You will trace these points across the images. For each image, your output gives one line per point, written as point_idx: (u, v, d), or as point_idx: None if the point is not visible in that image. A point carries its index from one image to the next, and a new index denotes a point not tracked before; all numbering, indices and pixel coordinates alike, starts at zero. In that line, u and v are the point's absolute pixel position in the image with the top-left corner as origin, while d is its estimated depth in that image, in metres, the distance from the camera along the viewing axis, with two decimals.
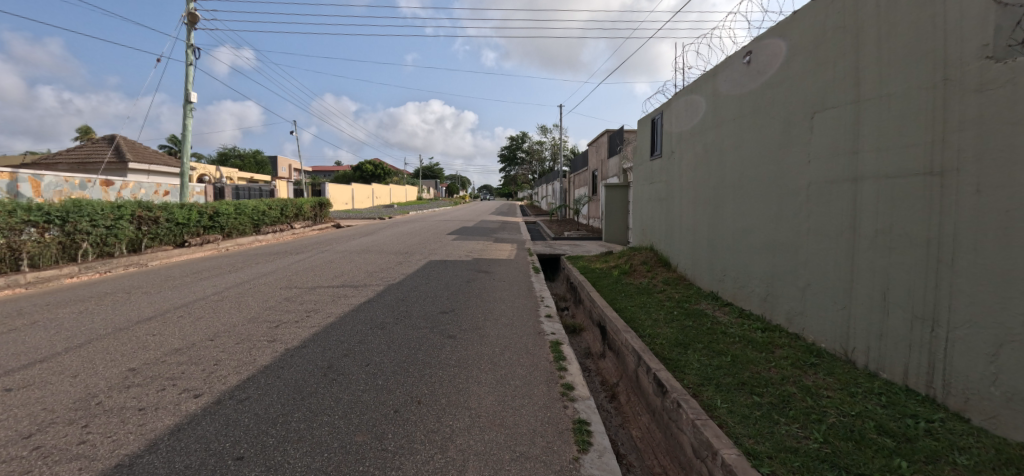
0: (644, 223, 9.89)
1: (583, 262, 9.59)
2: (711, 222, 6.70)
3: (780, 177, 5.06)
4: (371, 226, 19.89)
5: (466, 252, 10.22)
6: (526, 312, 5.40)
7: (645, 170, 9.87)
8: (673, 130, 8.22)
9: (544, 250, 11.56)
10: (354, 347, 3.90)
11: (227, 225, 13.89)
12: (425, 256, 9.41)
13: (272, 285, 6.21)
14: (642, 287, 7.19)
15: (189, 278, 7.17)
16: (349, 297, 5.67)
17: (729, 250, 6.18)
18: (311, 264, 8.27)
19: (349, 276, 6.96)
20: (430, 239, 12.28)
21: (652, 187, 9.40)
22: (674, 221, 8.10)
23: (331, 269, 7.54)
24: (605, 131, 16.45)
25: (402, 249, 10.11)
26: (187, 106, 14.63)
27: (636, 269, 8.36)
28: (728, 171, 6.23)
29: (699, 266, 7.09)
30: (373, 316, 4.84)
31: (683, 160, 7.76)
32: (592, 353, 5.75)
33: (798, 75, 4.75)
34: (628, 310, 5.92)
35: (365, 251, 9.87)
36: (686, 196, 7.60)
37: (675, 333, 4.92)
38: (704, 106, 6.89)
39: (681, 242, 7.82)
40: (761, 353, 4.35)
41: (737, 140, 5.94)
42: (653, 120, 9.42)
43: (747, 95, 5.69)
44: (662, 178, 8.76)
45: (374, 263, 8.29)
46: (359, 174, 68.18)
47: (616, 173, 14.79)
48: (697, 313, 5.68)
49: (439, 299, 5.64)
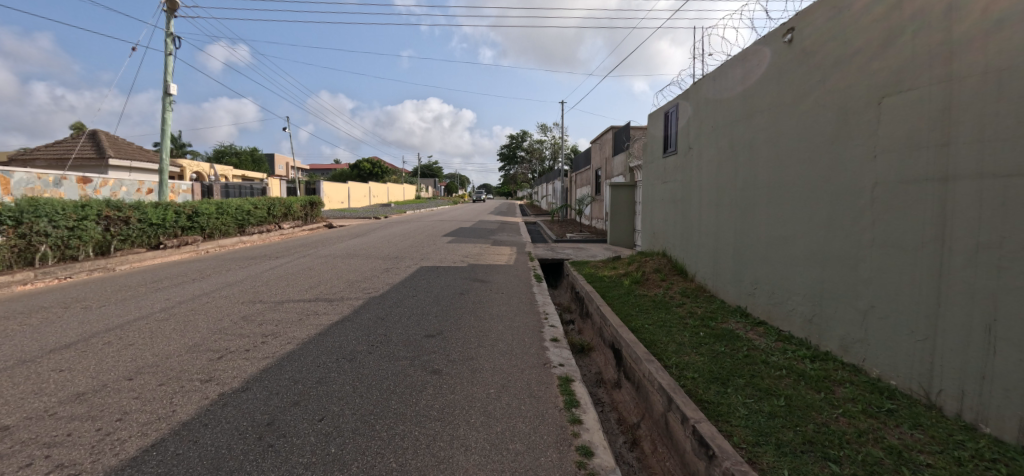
0: (656, 226, 9.04)
1: (590, 268, 8.72)
2: (738, 227, 5.86)
3: (833, 176, 4.21)
4: (364, 226, 19.04)
5: (461, 257, 9.35)
6: (527, 334, 4.55)
7: (657, 168, 9.03)
8: (691, 124, 7.37)
9: (546, 253, 10.71)
10: (309, 390, 3.04)
11: (208, 226, 13.02)
12: (415, 261, 8.57)
13: (234, 299, 5.36)
14: (658, 300, 6.35)
15: (145, 288, 6.31)
16: (319, 314, 4.83)
17: (762, 260, 5.34)
18: (287, 270, 7.42)
19: (325, 287, 6.11)
20: (423, 242, 11.40)
21: (665, 187, 8.55)
22: (692, 225, 7.26)
23: (308, 278, 6.70)
24: (610, 127, 15.58)
25: (391, 254, 9.26)
26: (166, 98, 13.74)
27: (649, 277, 7.51)
28: (760, 168, 5.39)
29: (723, 277, 6.25)
30: (342, 341, 4.00)
31: (703, 157, 6.92)
32: (605, 381, 4.90)
33: (861, 52, 3.91)
34: (646, 330, 5.08)
35: (350, 256, 9.01)
36: (708, 198, 6.76)
37: (707, 363, 4.07)
38: (731, 96, 6.05)
39: (701, 248, 6.97)
40: (819, 394, 3.51)
41: (774, 133, 5.09)
42: (667, 114, 8.58)
43: (788, 79, 4.85)
44: (678, 177, 7.91)
45: (358, 270, 7.45)
46: (356, 172, 67.31)
47: (622, 172, 13.96)
48: (728, 335, 4.84)
49: (424, 318, 4.80)
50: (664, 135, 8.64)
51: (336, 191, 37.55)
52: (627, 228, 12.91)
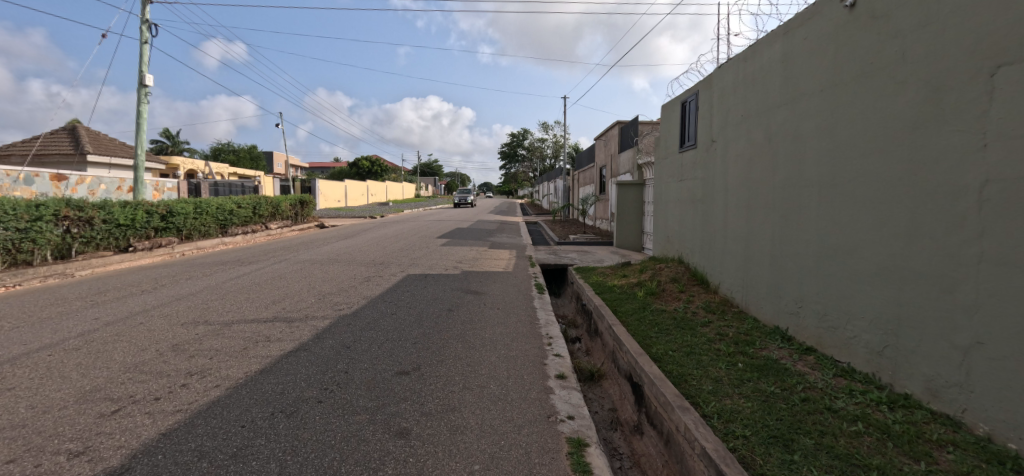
0: (670, 228, 8.13)
1: (598, 276, 7.80)
2: (777, 232, 4.95)
3: (918, 171, 3.29)
4: (357, 227, 18.14)
5: (454, 262, 8.44)
6: (527, 368, 3.64)
7: (672, 165, 8.10)
8: (715, 113, 6.45)
9: (548, 258, 9.79)
10: (213, 473, 2.13)
11: (185, 226, 12.12)
12: (402, 267, 7.65)
13: (174, 320, 4.45)
14: (679, 318, 5.44)
15: (83, 302, 5.41)
16: (271, 340, 3.93)
17: (811, 274, 4.43)
18: (255, 279, 6.52)
19: (290, 302, 5.20)
20: (415, 245, 10.49)
21: (683, 186, 7.62)
22: (716, 229, 6.36)
23: (274, 290, 5.80)
24: (616, 122, 14.67)
25: (376, 258, 8.34)
26: (142, 90, 12.85)
27: (666, 288, 6.60)
28: (808, 163, 4.47)
29: (756, 291, 5.34)
30: (287, 383, 3.10)
31: (731, 151, 6.00)
32: (621, 422, 3.98)
33: (963, 9, 2.98)
34: (672, 359, 4.16)
35: (331, 261, 8.10)
36: (736, 198, 5.84)
37: (759, 411, 3.16)
38: (768, 79, 5.12)
39: (727, 256, 6.05)
40: (919, 464, 2.59)
41: (829, 120, 4.17)
42: (683, 104, 7.67)
43: (850, 53, 3.92)
44: (698, 174, 6.99)
45: (335, 279, 6.54)
46: (355, 170, 66.46)
47: (629, 169, 13.05)
48: (774, 368, 3.93)
49: (400, 345, 3.92)
50: (680, 128, 7.72)
51: (332, 190, 36.70)
52: (636, 230, 12.01)
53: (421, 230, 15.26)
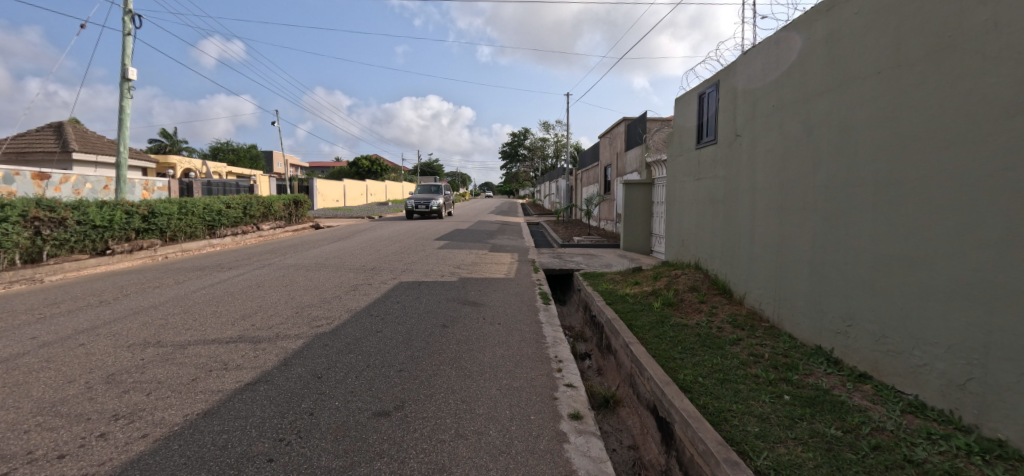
0: (685, 232, 7.49)
1: (607, 283, 7.16)
2: (820, 239, 4.30)
3: (1017, 166, 2.65)
4: (353, 227, 17.51)
5: (452, 268, 7.80)
6: (534, 405, 3.00)
7: (687, 162, 7.46)
8: (739, 104, 5.81)
9: (552, 262, 9.16)
10: None
11: (169, 227, 11.47)
12: (396, 273, 7.02)
13: (122, 341, 3.82)
14: (703, 334, 4.81)
15: (28, 316, 4.75)
16: (229, 368, 3.30)
17: (863, 288, 3.79)
18: (231, 287, 5.88)
19: (263, 316, 4.57)
20: (410, 248, 9.84)
21: (700, 185, 6.98)
22: (741, 234, 5.72)
23: (248, 301, 5.16)
24: (622, 119, 14.03)
25: (367, 263, 7.70)
26: (124, 84, 12.19)
27: (685, 298, 5.96)
28: (860, 159, 3.82)
29: (792, 304, 4.70)
30: (234, 431, 2.47)
31: (758, 147, 5.37)
32: (645, 465, 3.34)
33: None
34: (703, 389, 3.52)
35: (318, 266, 7.47)
36: (765, 199, 5.20)
37: (824, 466, 2.52)
38: (808, 62, 4.48)
39: (754, 264, 5.42)
40: None
41: (888, 106, 3.53)
42: (701, 97, 7.03)
43: (919, 26, 3.28)
44: (719, 172, 6.35)
45: (319, 287, 5.91)
46: (355, 170, 65.86)
47: (636, 168, 12.42)
48: (827, 402, 3.29)
49: (382, 374, 3.29)
50: (697, 122, 7.08)
51: (331, 189, 36.11)
52: (644, 231, 11.41)
53: (419, 232, 14.63)
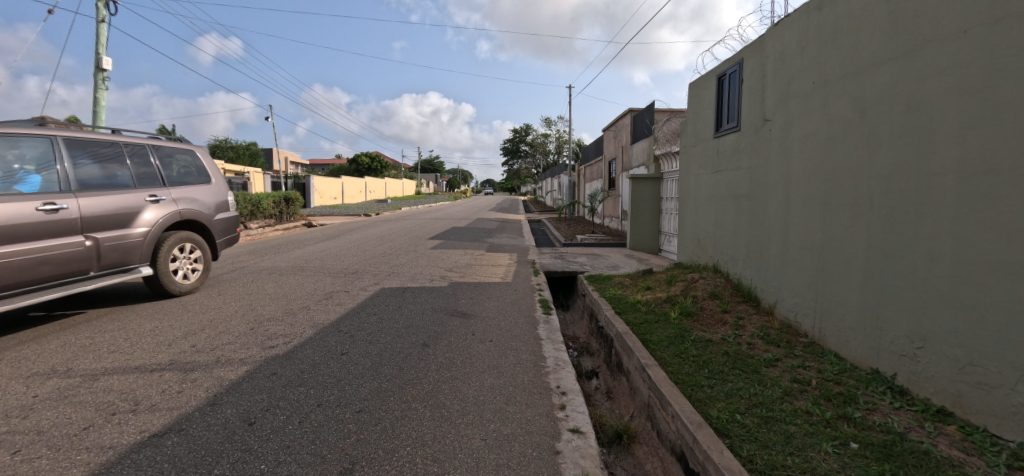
0: (700, 230, 6.75)
1: (615, 287, 6.42)
2: (878, 240, 3.54)
3: None
4: (346, 226, 16.81)
5: (444, 270, 7.07)
6: (528, 463, 2.26)
7: (703, 153, 6.70)
8: (768, 85, 5.05)
9: (554, 263, 8.41)
10: None
11: None
12: (379, 277, 6.27)
13: (21, 370, 3.09)
14: (732, 352, 4.06)
15: None
16: (138, 410, 2.57)
17: (941, 302, 3.03)
18: (186, 296, 5.13)
19: (209, 334, 3.83)
20: (400, 249, 9.08)
21: (718, 178, 6.22)
22: (771, 233, 4.97)
23: (199, 313, 4.42)
24: (628, 110, 13.24)
25: (350, 266, 6.95)
26: (98, 74, 11.42)
27: (705, 306, 5.22)
28: (938, 142, 3.06)
29: (839, 317, 3.95)
30: None
31: (792, 133, 4.62)
32: None
33: None
34: (743, 432, 2.78)
35: (295, 269, 6.72)
36: (802, 193, 4.45)
37: None
38: (862, 27, 3.71)
39: (788, 268, 4.68)
40: None
41: (979, 73, 2.77)
42: (721, 80, 6.27)
43: None
44: (742, 162, 5.58)
45: (287, 295, 5.16)
46: (354, 167, 65.17)
47: (643, 161, 11.65)
48: (906, 452, 2.54)
49: (335, 418, 2.56)
50: (715, 108, 6.32)
51: (329, 187, 35.44)
52: (652, 228, 10.69)
53: (414, 230, 13.88)
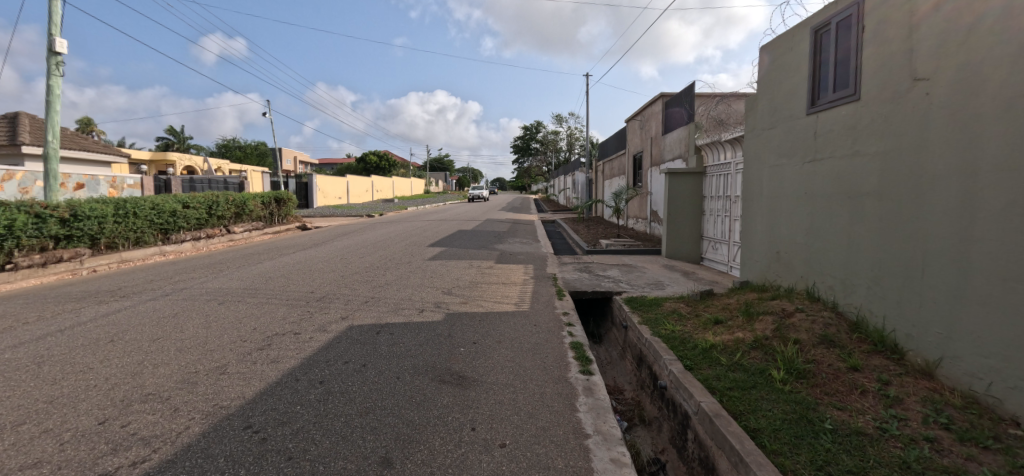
0: (782, 240, 5.03)
1: (669, 319, 4.72)
2: None
3: None
4: (343, 228, 15.32)
5: (440, 293, 5.41)
6: None
7: (787, 137, 4.95)
8: (923, 26, 3.32)
9: (581, 279, 6.72)
10: None
11: (103, 233, 9.20)
12: (351, 306, 4.64)
13: None
14: (914, 464, 2.36)
15: None
16: None
17: None
18: (60, 345, 3.52)
19: (15, 442, 2.22)
20: (391, 260, 7.43)
21: (816, 170, 4.48)
22: (927, 252, 3.26)
23: (45, 387, 2.81)
24: (658, 95, 11.48)
25: (318, 288, 5.33)
26: (51, 58, 9.83)
27: (821, 359, 3.51)
28: None
29: None
30: None
31: (980, 95, 2.89)
32: None
33: None
34: None
35: (245, 293, 5.11)
36: (1005, 189, 2.73)
37: None
38: None
39: (970, 307, 2.96)
40: None
41: None
42: (819, 34, 4.54)
43: None
44: (865, 147, 3.85)
45: (205, 343, 3.54)
46: (363, 166, 63.98)
47: (679, 153, 9.91)
48: None
49: None
50: (810, 73, 4.58)
51: (333, 186, 34.15)
52: (692, 233, 8.99)
53: (415, 234, 12.25)
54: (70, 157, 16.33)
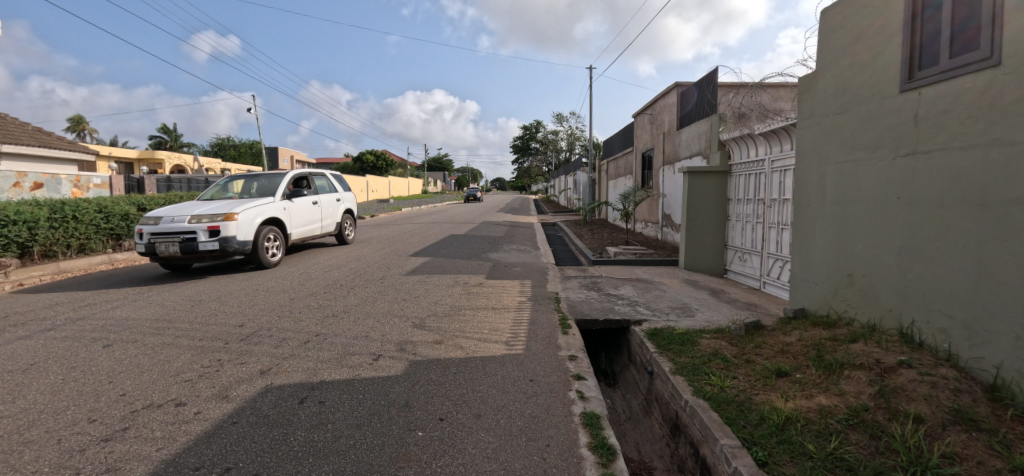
0: (858, 261, 3.82)
1: (713, 367, 3.51)
2: None
3: None
4: None
5: (409, 325, 4.18)
6: None
7: (866, 125, 3.75)
8: None
9: (589, 301, 5.49)
10: None
11: (37, 240, 8.00)
12: (282, 351, 3.42)
13: None
14: None
15: None
16: None
17: None
18: None
19: None
20: (360, 277, 6.17)
21: (915, 169, 3.28)
22: None
23: None
24: (672, 86, 10.26)
25: (251, 321, 4.10)
26: None
27: (964, 454, 2.28)
28: None
29: None
30: None
31: None
32: None
33: None
34: None
35: (151, 328, 3.90)
36: None
37: None
38: None
39: None
40: None
41: None
42: None
43: None
44: (1011, 134, 2.64)
45: (26, 428, 2.32)
46: (359, 166, 62.78)
47: (698, 150, 8.69)
48: None
49: None
50: (909, 36, 3.38)
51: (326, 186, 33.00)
52: (715, 241, 7.78)
53: (401, 240, 11.05)
54: (33, 154, 15.11)
